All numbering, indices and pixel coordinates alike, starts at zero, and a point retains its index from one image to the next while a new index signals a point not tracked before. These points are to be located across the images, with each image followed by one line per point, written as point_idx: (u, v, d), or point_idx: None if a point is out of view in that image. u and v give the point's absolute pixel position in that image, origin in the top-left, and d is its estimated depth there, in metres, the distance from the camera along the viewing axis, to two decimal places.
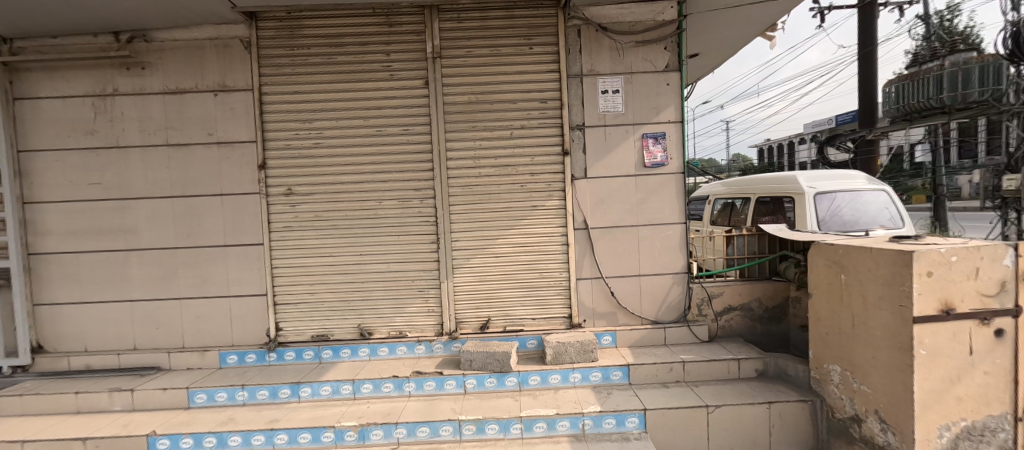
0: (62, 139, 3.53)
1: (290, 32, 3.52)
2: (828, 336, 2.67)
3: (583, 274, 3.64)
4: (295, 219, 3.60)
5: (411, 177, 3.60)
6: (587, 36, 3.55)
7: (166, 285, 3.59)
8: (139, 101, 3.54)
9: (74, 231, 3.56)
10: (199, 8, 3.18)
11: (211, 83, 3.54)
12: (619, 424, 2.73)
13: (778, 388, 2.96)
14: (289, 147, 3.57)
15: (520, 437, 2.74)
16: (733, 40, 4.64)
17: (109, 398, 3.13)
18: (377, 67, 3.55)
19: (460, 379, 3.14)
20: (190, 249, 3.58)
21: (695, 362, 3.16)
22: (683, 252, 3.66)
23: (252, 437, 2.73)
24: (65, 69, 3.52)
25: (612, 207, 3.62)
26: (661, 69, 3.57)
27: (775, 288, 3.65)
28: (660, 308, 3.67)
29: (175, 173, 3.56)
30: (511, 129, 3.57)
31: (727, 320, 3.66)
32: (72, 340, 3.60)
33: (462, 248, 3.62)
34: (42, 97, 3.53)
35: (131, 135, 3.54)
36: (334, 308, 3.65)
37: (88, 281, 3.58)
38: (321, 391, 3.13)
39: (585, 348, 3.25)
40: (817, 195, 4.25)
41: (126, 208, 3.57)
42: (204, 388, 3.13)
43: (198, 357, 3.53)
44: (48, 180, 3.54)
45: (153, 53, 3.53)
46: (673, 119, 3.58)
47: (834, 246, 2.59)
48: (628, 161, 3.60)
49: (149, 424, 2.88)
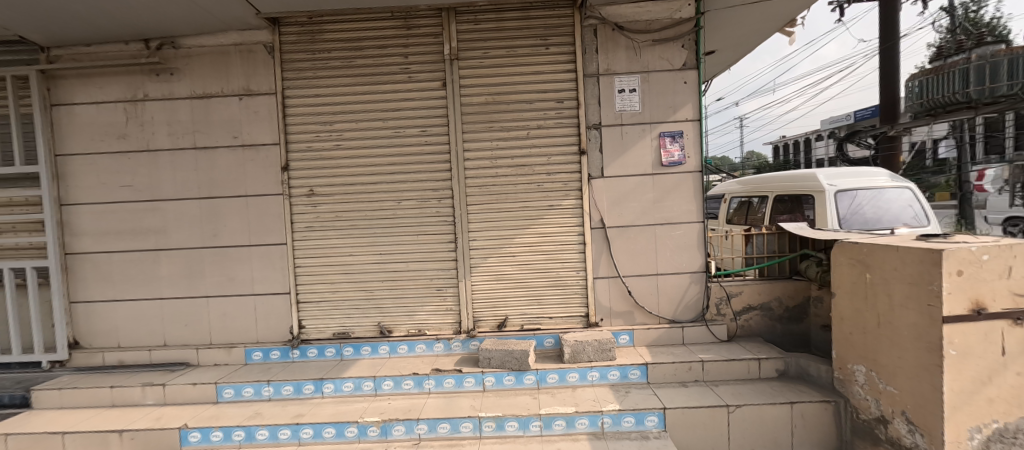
0: (95, 142, 3.68)
1: (311, 36, 3.60)
2: (851, 336, 2.63)
3: (600, 273, 3.65)
4: (317, 219, 3.68)
5: (429, 177, 3.65)
6: (603, 35, 3.56)
7: (193, 283, 3.70)
8: (167, 106, 3.66)
9: (107, 232, 3.71)
10: (224, 14, 3.28)
11: (236, 87, 3.64)
12: (638, 422, 2.74)
13: (800, 388, 2.93)
14: (311, 149, 3.66)
15: (539, 434, 2.76)
16: (750, 37, 4.59)
17: (142, 393, 3.24)
18: (395, 69, 3.61)
19: (479, 377, 3.17)
20: (216, 249, 3.69)
21: (714, 361, 3.14)
22: (701, 251, 3.64)
23: (278, 431, 2.81)
24: (99, 76, 3.66)
25: (629, 206, 3.62)
26: (678, 68, 3.55)
27: (795, 288, 3.60)
28: (677, 307, 3.65)
29: (202, 175, 3.67)
30: (528, 130, 3.60)
31: (746, 320, 3.63)
32: (105, 337, 3.74)
33: (479, 247, 3.66)
34: (76, 103, 3.67)
35: (160, 138, 3.67)
36: (354, 306, 3.72)
37: (120, 280, 3.73)
38: (343, 387, 3.21)
39: (603, 347, 3.26)
40: (838, 193, 4.17)
41: (156, 208, 3.69)
42: (231, 383, 3.23)
43: (225, 353, 3.64)
44: (83, 182, 3.69)
45: (180, 59, 3.65)
46: (691, 117, 3.56)
47: (858, 245, 2.56)
48: (645, 160, 3.59)
49: (180, 418, 2.99)
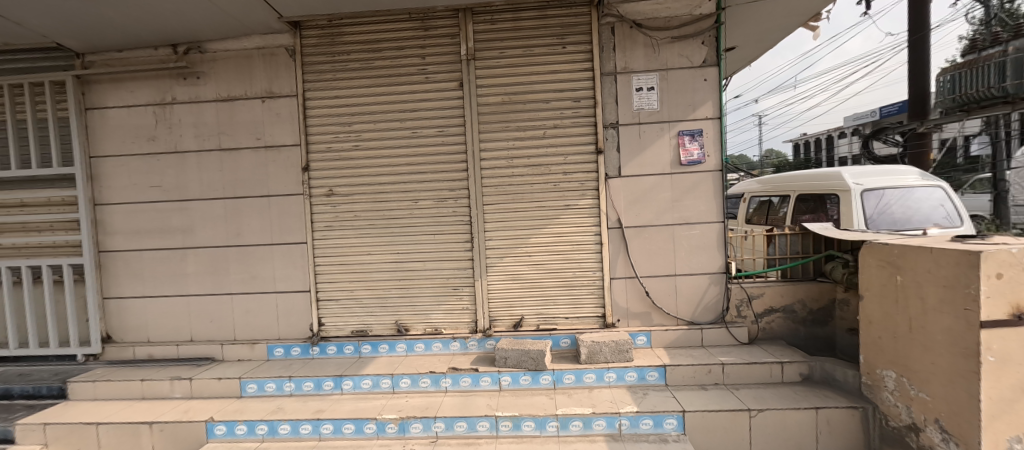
0: (126, 145, 3.82)
1: (331, 39, 3.67)
2: (881, 340, 2.55)
3: (617, 273, 3.62)
4: (337, 219, 3.75)
5: (446, 177, 3.67)
6: (620, 33, 3.53)
7: (218, 280, 3.81)
8: (194, 108, 3.78)
9: (137, 230, 3.85)
10: (247, 19, 3.37)
11: (259, 90, 3.73)
12: (657, 425, 2.71)
13: (825, 393, 2.85)
14: (330, 150, 3.73)
15: (556, 435, 2.75)
16: (772, 33, 4.48)
17: (170, 386, 3.36)
18: (412, 70, 3.65)
19: (495, 376, 3.19)
20: (240, 247, 3.79)
21: (735, 364, 3.08)
22: (721, 251, 3.57)
23: (300, 426, 2.88)
24: (130, 81, 3.80)
25: (646, 206, 3.57)
26: (697, 65, 3.49)
27: (819, 290, 3.50)
28: (696, 309, 3.59)
29: (226, 175, 3.78)
30: (544, 129, 3.59)
31: (768, 322, 3.55)
32: (136, 332, 3.89)
33: (495, 247, 3.67)
34: (109, 107, 3.82)
35: (187, 140, 3.79)
36: (372, 305, 3.78)
37: (150, 277, 3.86)
38: (361, 384, 3.26)
39: (620, 348, 3.22)
40: (864, 192, 4.03)
41: (183, 208, 3.82)
42: (254, 378, 3.32)
43: (249, 349, 3.74)
44: (115, 183, 3.84)
45: (207, 63, 3.76)
46: (711, 115, 3.50)
47: (888, 246, 2.48)
48: (663, 159, 3.55)
49: (206, 411, 3.08)
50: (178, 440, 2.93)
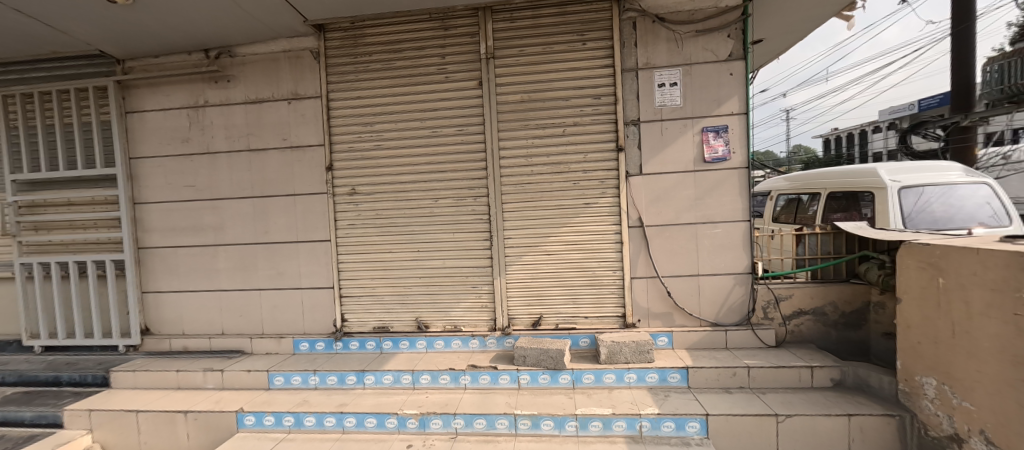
0: (162, 146, 4.00)
1: (353, 41, 3.74)
2: (920, 345, 2.43)
3: (637, 273, 3.56)
4: (359, 217, 3.83)
5: (465, 175, 3.69)
6: (642, 27, 3.46)
7: (247, 276, 3.95)
8: (225, 111, 3.92)
9: (172, 228, 4.03)
10: (274, 23, 3.47)
11: (286, 92, 3.84)
12: (679, 428, 2.65)
13: (858, 400, 2.73)
14: (353, 149, 3.81)
15: (575, 435, 2.73)
16: (802, 24, 4.30)
17: (203, 377, 3.50)
18: (432, 70, 3.68)
19: (514, 374, 3.19)
20: (268, 244, 3.92)
21: (761, 368, 2.99)
22: (747, 251, 3.46)
23: (325, 419, 2.96)
24: (166, 85, 3.98)
25: (668, 204, 3.50)
26: (722, 59, 3.39)
27: (852, 292, 3.35)
28: (720, 310, 3.50)
29: (255, 175, 3.90)
30: (563, 127, 3.56)
31: (797, 324, 3.43)
32: (172, 325, 4.08)
33: (514, 246, 3.67)
34: (147, 110, 4.01)
35: (218, 142, 3.94)
36: (393, 302, 3.84)
37: (184, 272, 4.04)
38: (383, 380, 3.32)
39: (641, 348, 3.17)
40: (902, 190, 3.82)
41: (214, 207, 3.97)
42: (281, 371, 3.43)
43: (276, 343, 3.87)
44: (152, 183, 4.03)
45: (236, 67, 3.89)
46: (737, 110, 3.39)
47: (930, 246, 2.35)
48: (686, 156, 3.46)
49: (237, 402, 3.21)
50: (211, 429, 3.06)
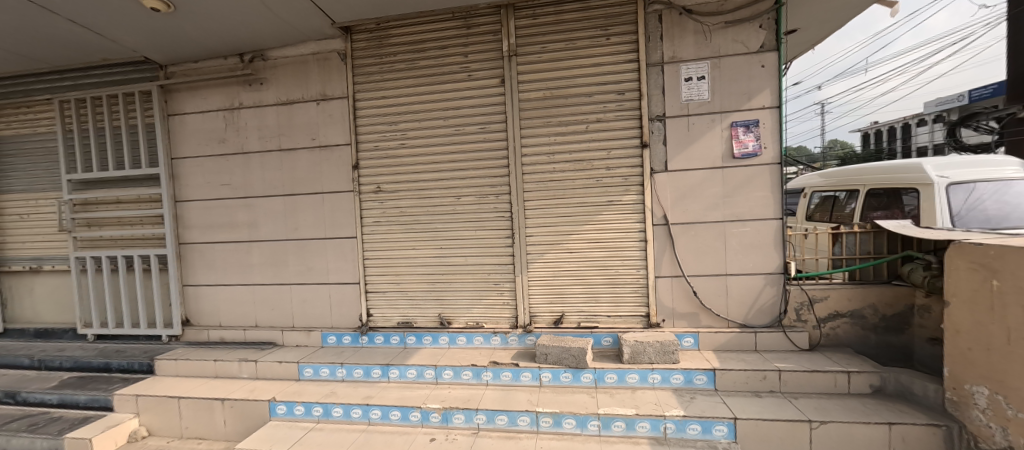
0: (201, 147, 4.21)
1: (378, 41, 3.81)
2: (970, 352, 2.27)
3: (662, 272, 3.49)
4: (384, 214, 3.91)
5: (488, 173, 3.71)
6: (668, 20, 3.38)
7: (278, 271, 4.11)
8: (258, 112, 4.08)
9: (210, 225, 4.23)
10: (303, 26, 3.59)
11: (314, 93, 3.96)
12: (705, 431, 2.59)
13: (900, 408, 2.58)
14: (378, 148, 3.89)
15: (597, 434, 2.71)
16: (841, 14, 4.09)
17: (238, 367, 3.67)
18: (455, 68, 3.71)
19: (536, 372, 3.18)
20: (298, 241, 4.06)
21: (793, 371, 2.87)
22: (779, 250, 3.33)
23: (351, 410, 3.04)
24: (203, 88, 4.18)
25: (695, 201, 3.41)
26: (754, 51, 3.27)
27: (894, 294, 3.17)
28: (749, 311, 3.39)
29: (286, 174, 4.05)
30: (586, 123, 3.52)
31: (832, 327, 3.28)
32: (209, 316, 4.29)
33: (536, 243, 3.66)
34: (186, 113, 4.22)
35: (252, 142, 4.10)
36: (416, 298, 3.91)
37: (221, 267, 4.23)
38: (407, 374, 3.38)
39: (665, 349, 3.11)
40: (951, 186, 3.58)
41: (248, 205, 4.14)
42: (310, 363, 3.55)
43: (305, 336, 4.01)
44: (192, 181, 4.24)
45: (268, 69, 4.03)
46: (768, 104, 3.26)
47: (983, 246, 2.20)
48: (713, 152, 3.36)
49: (269, 391, 3.34)
50: (245, 417, 3.20)
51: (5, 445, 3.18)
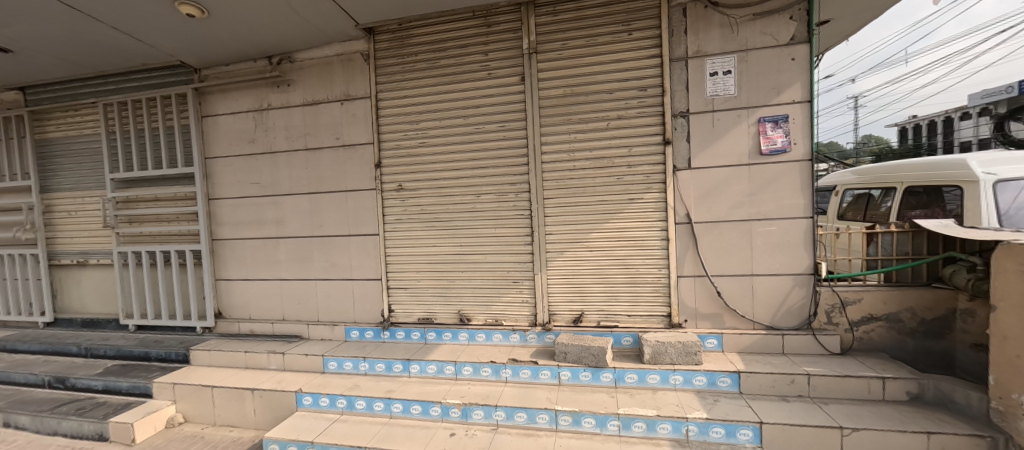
0: (232, 147, 4.37)
1: (400, 42, 3.87)
2: (1019, 360, 2.14)
3: (684, 271, 3.43)
4: (405, 212, 3.97)
5: (508, 171, 3.72)
6: (692, 14, 3.30)
7: (304, 267, 4.23)
8: (285, 113, 4.21)
9: (240, 222, 4.39)
10: (328, 27, 3.67)
11: (339, 93, 4.05)
12: (729, 435, 2.53)
13: (939, 417, 2.46)
14: (399, 147, 3.95)
15: (617, 434, 2.68)
16: (878, 3, 3.90)
17: (267, 358, 3.81)
18: (475, 67, 3.73)
19: (555, 370, 3.18)
20: (322, 237, 4.17)
21: (823, 376, 2.77)
22: (808, 251, 3.21)
23: (373, 403, 3.12)
24: (235, 90, 4.34)
25: (719, 199, 3.32)
26: (783, 43, 3.15)
27: (934, 297, 3.02)
28: (776, 313, 3.29)
29: (311, 173, 4.16)
30: (607, 120, 3.48)
31: (866, 331, 3.14)
32: (240, 310, 4.47)
33: (555, 241, 3.65)
34: (219, 114, 4.40)
35: (279, 141, 4.24)
36: (437, 294, 3.96)
37: (251, 262, 4.40)
38: (427, 369, 3.44)
39: (687, 350, 3.05)
40: (998, 183, 3.36)
41: (276, 202, 4.28)
42: (334, 356, 3.65)
43: (329, 330, 4.12)
44: (223, 180, 4.42)
45: (295, 71, 4.15)
46: (799, 98, 3.14)
47: None
48: (739, 149, 3.27)
49: (296, 383, 3.46)
50: (274, 407, 3.32)
51: (56, 427, 3.40)
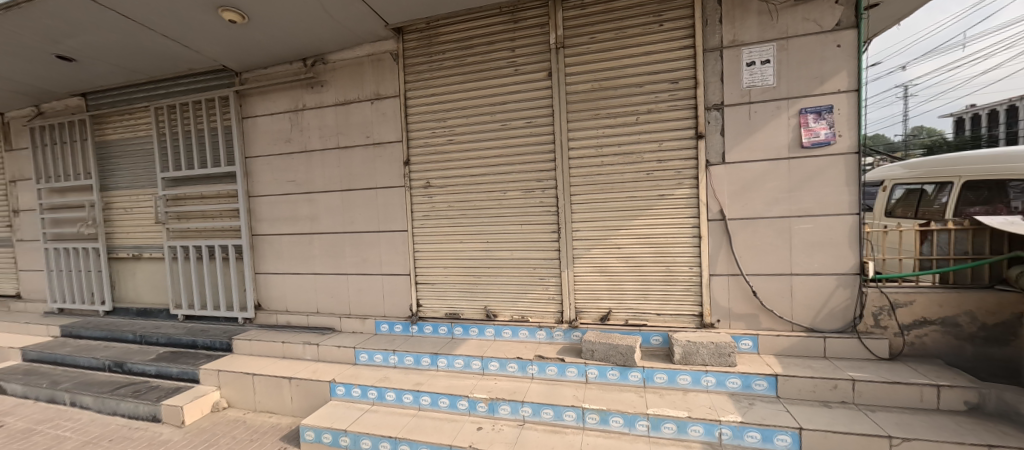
0: (270, 146, 4.57)
1: (429, 40, 3.92)
2: None
3: (717, 270, 3.31)
4: (433, 209, 4.03)
5: (534, 168, 3.70)
6: (729, 2, 3.16)
7: (337, 262, 4.38)
8: (319, 113, 4.35)
9: (277, 218, 4.59)
10: (359, 28, 3.77)
11: (369, 92, 4.15)
12: (766, 440, 2.43)
13: (1002, 429, 2.28)
14: (427, 144, 4.01)
15: (646, 435, 2.63)
16: None
17: (303, 349, 3.97)
18: (502, 64, 3.72)
19: (582, 368, 3.15)
20: (354, 233, 4.29)
21: (870, 382, 2.61)
22: (854, 249, 3.02)
23: (403, 395, 3.19)
24: (272, 92, 4.52)
25: (755, 195, 3.19)
26: (828, 29, 2.97)
27: (997, 301, 2.79)
28: (817, 314, 3.12)
29: (343, 170, 4.29)
30: (636, 115, 3.40)
31: (919, 335, 2.94)
32: (277, 302, 4.67)
33: (582, 238, 3.61)
34: (258, 115, 4.60)
35: (314, 141, 4.39)
36: (463, 290, 4.01)
37: (287, 257, 4.58)
38: (454, 363, 3.49)
39: (720, 351, 2.94)
40: None
41: (311, 200, 4.44)
42: (366, 349, 3.76)
43: (360, 323, 4.25)
44: (262, 178, 4.62)
45: (328, 72, 4.29)
46: (845, 87, 2.96)
47: None
48: (778, 142, 3.12)
49: (330, 373, 3.59)
50: (309, 396, 3.46)
51: (116, 407, 3.68)
